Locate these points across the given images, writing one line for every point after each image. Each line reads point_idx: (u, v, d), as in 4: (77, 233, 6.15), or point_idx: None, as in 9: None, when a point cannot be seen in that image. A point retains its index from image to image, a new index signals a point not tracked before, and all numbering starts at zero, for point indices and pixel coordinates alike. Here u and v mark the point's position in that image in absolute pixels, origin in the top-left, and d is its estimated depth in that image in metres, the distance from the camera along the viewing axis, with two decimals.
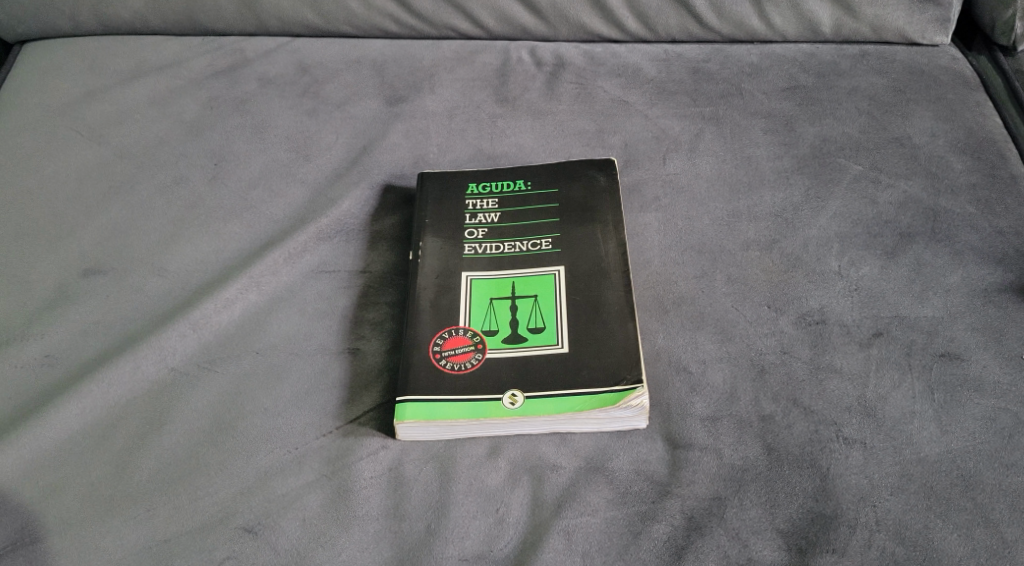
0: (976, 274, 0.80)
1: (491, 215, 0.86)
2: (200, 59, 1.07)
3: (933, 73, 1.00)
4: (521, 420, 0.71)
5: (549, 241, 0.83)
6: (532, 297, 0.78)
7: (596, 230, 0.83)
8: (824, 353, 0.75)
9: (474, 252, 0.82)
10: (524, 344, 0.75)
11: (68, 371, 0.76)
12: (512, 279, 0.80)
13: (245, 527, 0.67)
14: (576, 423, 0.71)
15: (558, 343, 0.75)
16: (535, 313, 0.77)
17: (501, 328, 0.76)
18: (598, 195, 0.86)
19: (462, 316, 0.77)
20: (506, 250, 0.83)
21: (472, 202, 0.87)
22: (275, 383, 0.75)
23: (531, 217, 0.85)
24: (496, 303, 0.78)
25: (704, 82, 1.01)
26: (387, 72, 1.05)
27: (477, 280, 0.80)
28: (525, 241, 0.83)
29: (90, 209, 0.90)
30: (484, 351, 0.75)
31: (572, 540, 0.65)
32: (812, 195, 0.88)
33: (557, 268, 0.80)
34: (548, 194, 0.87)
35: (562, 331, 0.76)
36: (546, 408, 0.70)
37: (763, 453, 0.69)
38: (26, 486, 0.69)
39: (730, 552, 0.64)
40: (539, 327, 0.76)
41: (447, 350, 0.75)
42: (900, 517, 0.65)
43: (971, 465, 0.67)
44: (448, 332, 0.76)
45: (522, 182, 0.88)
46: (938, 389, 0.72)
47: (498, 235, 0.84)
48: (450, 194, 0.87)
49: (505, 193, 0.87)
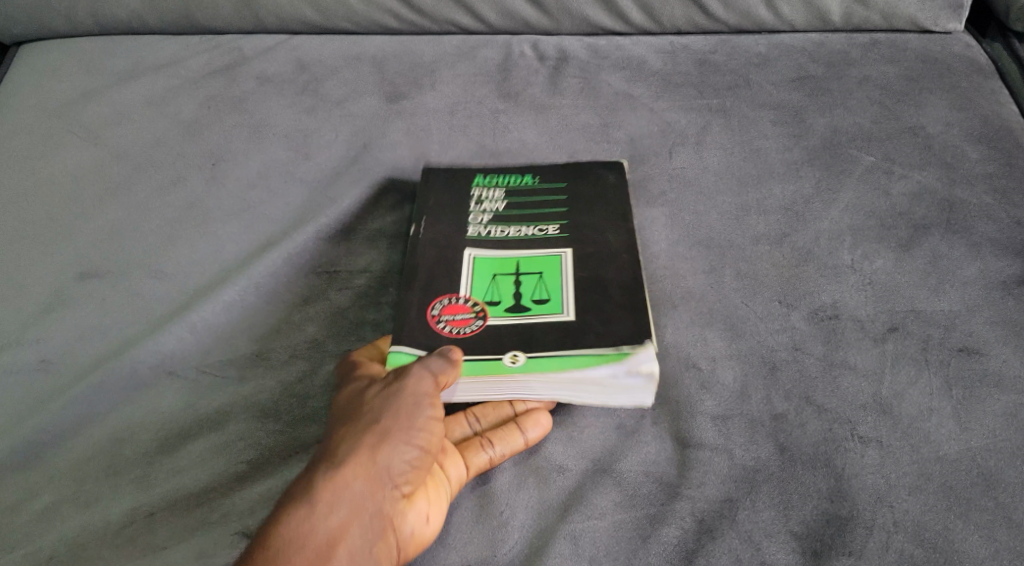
0: (995, 266, 0.78)
1: (497, 203, 0.85)
2: (198, 58, 1.04)
3: (947, 61, 0.97)
4: (518, 378, 0.70)
5: (556, 227, 0.81)
6: (536, 273, 0.77)
7: (609, 218, 0.82)
8: (838, 350, 0.73)
9: (479, 235, 0.81)
10: (528, 314, 0.74)
11: (69, 379, 0.75)
12: (516, 257, 0.79)
13: (241, 532, 0.65)
14: (578, 388, 0.70)
15: (563, 311, 0.74)
16: (541, 285, 0.76)
17: (502, 299, 0.75)
18: (608, 186, 0.85)
19: (463, 287, 0.77)
20: (512, 234, 0.81)
21: (478, 191, 0.86)
22: (279, 387, 0.74)
23: (539, 206, 0.84)
24: (498, 277, 0.77)
25: (710, 74, 0.98)
26: (387, 68, 1.02)
27: (480, 256, 0.79)
28: (532, 227, 0.82)
29: (87, 209, 0.88)
30: (485, 318, 0.74)
31: (578, 545, 0.63)
32: (823, 187, 0.86)
33: (563, 249, 0.79)
34: (557, 188, 0.85)
35: (568, 300, 0.75)
36: (546, 365, 0.70)
37: (774, 454, 0.67)
38: (26, 494, 0.69)
39: (742, 555, 0.62)
40: (544, 298, 0.75)
41: (447, 315, 0.74)
42: (918, 519, 0.63)
43: (991, 464, 0.66)
44: (447, 300, 0.75)
45: (530, 175, 0.87)
46: (957, 385, 0.70)
47: (503, 221, 0.83)
48: (452, 186, 0.86)
49: (511, 185, 0.86)
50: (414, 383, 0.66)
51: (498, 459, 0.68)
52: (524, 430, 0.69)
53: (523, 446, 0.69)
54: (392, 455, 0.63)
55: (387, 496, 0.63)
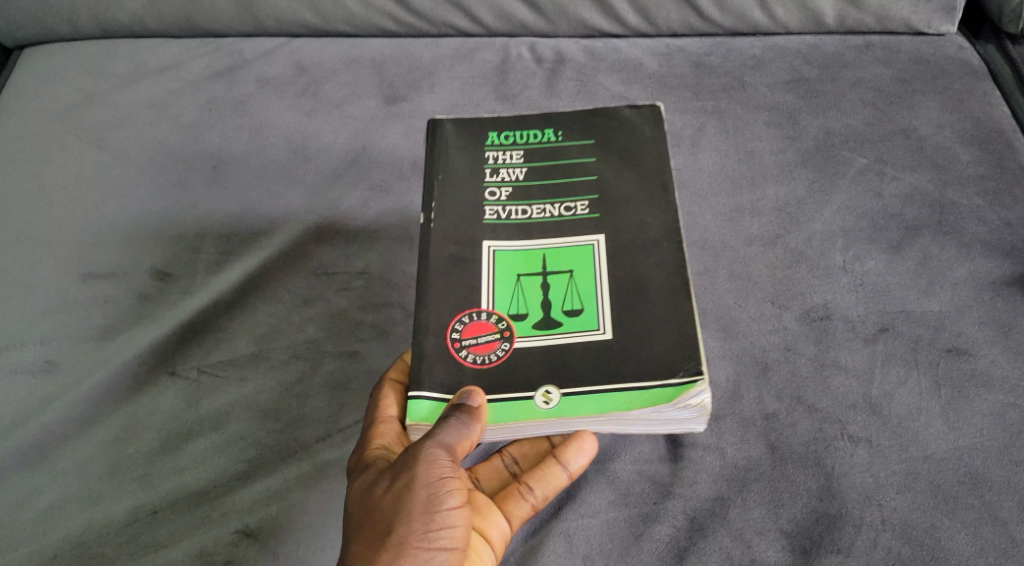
0: (984, 268, 0.79)
1: (517, 170, 0.79)
2: (199, 62, 1.02)
3: (938, 62, 0.95)
4: (555, 420, 0.67)
5: (584, 203, 0.77)
6: (567, 273, 0.74)
7: (639, 193, 0.77)
8: (829, 350, 0.74)
9: (496, 218, 0.77)
10: (560, 329, 0.71)
11: (75, 381, 0.78)
12: (544, 250, 0.75)
13: (241, 530, 0.70)
14: (621, 422, 0.68)
15: (600, 328, 0.71)
16: (572, 292, 0.73)
17: (530, 312, 0.72)
18: (642, 144, 0.80)
19: (486, 299, 0.73)
20: (534, 214, 0.77)
21: (493, 154, 0.80)
22: (278, 388, 0.77)
23: (562, 174, 0.79)
24: (524, 280, 0.74)
25: (705, 76, 0.96)
26: (386, 71, 1.00)
27: (502, 253, 0.75)
28: (557, 204, 0.77)
29: (88, 212, 0.89)
30: (512, 340, 0.70)
31: (572, 542, 0.67)
32: (816, 189, 0.85)
33: (596, 236, 0.75)
34: (583, 147, 0.80)
35: (602, 313, 0.71)
36: (586, 409, 0.67)
37: (766, 453, 0.70)
38: (32, 492, 0.72)
39: (733, 553, 0.65)
40: (577, 309, 0.72)
41: (468, 340, 0.71)
42: (906, 517, 0.66)
43: (978, 463, 0.68)
44: (468, 317, 0.72)
45: (553, 129, 0.81)
46: (945, 385, 0.72)
47: (524, 195, 0.78)
48: (467, 142, 0.80)
49: (531, 142, 0.81)
50: (426, 475, 0.63)
51: (539, 503, 0.69)
52: (566, 465, 0.69)
53: (567, 481, 0.69)
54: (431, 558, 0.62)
55: None
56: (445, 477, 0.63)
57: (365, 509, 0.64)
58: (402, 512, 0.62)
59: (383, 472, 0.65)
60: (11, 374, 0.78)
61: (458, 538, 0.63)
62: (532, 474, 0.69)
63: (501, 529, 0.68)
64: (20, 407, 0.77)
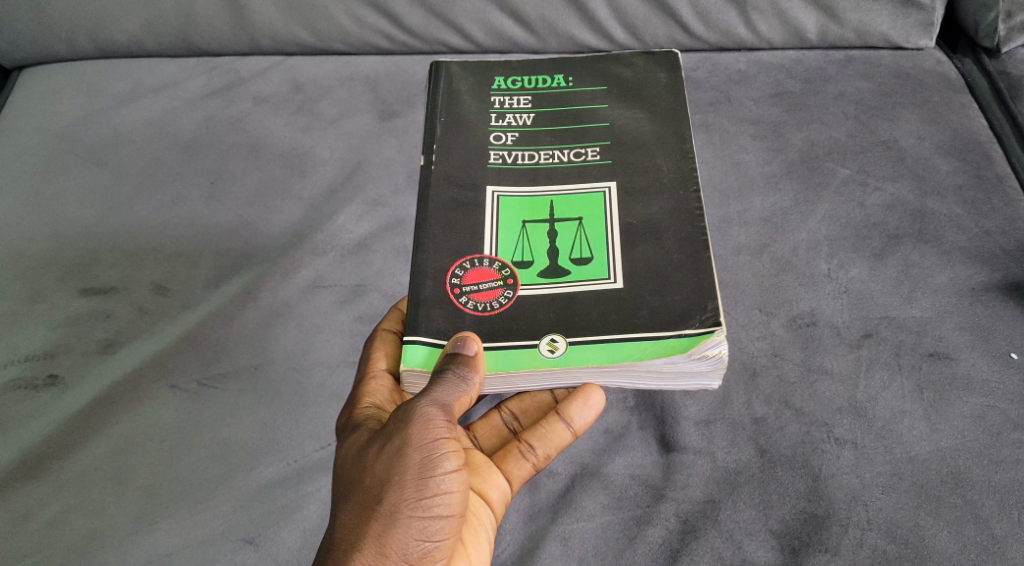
0: (964, 274, 0.81)
1: (524, 116, 0.82)
2: (196, 81, 1.04)
3: (918, 76, 0.97)
4: (563, 369, 0.69)
5: (594, 150, 0.80)
6: (577, 220, 0.76)
7: (649, 139, 0.80)
8: (815, 355, 0.77)
9: (501, 161, 0.79)
10: (567, 276, 0.73)
11: (74, 396, 0.79)
12: (551, 197, 0.77)
13: (244, 539, 0.72)
14: (632, 373, 0.69)
15: (608, 276, 0.72)
16: (580, 241, 0.75)
17: (537, 259, 0.74)
18: (654, 90, 0.83)
19: (489, 245, 0.75)
20: (542, 159, 0.79)
21: (499, 99, 0.83)
22: (274, 399, 0.79)
23: (571, 121, 0.82)
24: (530, 226, 0.76)
25: (692, 90, 0.98)
26: (380, 88, 1.02)
27: (507, 199, 0.77)
28: (566, 150, 0.80)
29: (89, 228, 0.90)
30: (515, 288, 0.72)
31: (568, 545, 0.69)
32: (801, 200, 0.88)
33: (608, 183, 0.77)
34: (594, 94, 0.84)
35: (611, 261, 0.73)
36: (597, 357, 0.69)
37: (755, 456, 0.72)
38: (34, 504, 0.73)
39: (723, 554, 0.68)
40: (586, 257, 0.74)
41: (469, 286, 0.72)
42: (891, 516, 0.68)
43: (960, 463, 0.70)
44: (469, 264, 0.74)
45: (562, 78, 0.85)
46: (928, 388, 0.74)
47: (531, 140, 0.81)
48: (474, 88, 0.84)
49: (540, 89, 0.84)
50: (420, 438, 0.63)
51: (541, 463, 0.73)
52: (570, 423, 0.72)
53: (571, 437, 0.72)
54: (428, 521, 0.63)
55: (435, 557, 0.64)
56: (439, 439, 0.64)
57: (358, 475, 0.65)
58: (395, 477, 0.63)
59: (375, 436, 0.66)
60: (14, 389, 0.79)
61: (454, 503, 0.64)
62: (534, 433, 0.73)
63: (501, 488, 0.72)
64: (21, 421, 0.78)
